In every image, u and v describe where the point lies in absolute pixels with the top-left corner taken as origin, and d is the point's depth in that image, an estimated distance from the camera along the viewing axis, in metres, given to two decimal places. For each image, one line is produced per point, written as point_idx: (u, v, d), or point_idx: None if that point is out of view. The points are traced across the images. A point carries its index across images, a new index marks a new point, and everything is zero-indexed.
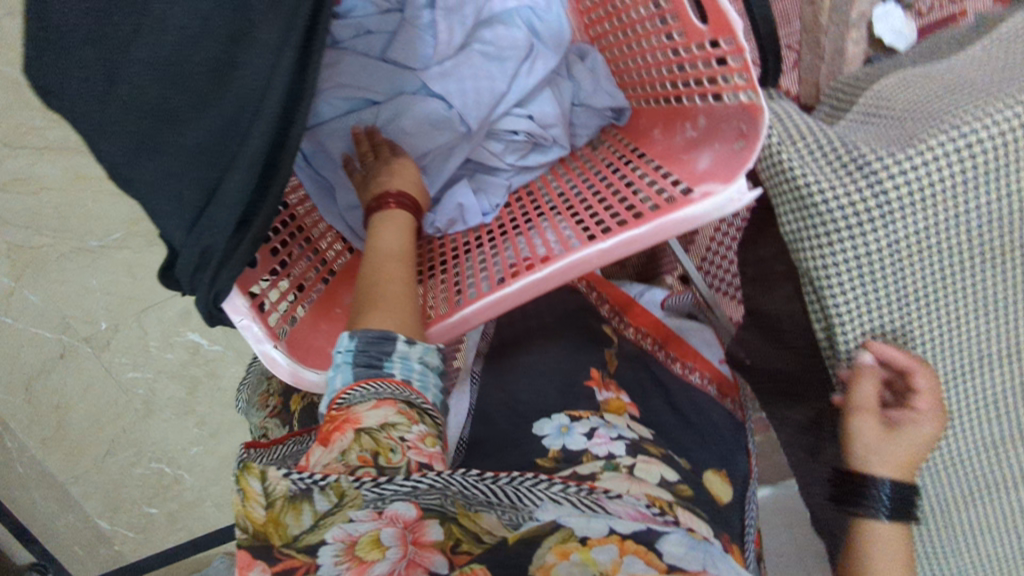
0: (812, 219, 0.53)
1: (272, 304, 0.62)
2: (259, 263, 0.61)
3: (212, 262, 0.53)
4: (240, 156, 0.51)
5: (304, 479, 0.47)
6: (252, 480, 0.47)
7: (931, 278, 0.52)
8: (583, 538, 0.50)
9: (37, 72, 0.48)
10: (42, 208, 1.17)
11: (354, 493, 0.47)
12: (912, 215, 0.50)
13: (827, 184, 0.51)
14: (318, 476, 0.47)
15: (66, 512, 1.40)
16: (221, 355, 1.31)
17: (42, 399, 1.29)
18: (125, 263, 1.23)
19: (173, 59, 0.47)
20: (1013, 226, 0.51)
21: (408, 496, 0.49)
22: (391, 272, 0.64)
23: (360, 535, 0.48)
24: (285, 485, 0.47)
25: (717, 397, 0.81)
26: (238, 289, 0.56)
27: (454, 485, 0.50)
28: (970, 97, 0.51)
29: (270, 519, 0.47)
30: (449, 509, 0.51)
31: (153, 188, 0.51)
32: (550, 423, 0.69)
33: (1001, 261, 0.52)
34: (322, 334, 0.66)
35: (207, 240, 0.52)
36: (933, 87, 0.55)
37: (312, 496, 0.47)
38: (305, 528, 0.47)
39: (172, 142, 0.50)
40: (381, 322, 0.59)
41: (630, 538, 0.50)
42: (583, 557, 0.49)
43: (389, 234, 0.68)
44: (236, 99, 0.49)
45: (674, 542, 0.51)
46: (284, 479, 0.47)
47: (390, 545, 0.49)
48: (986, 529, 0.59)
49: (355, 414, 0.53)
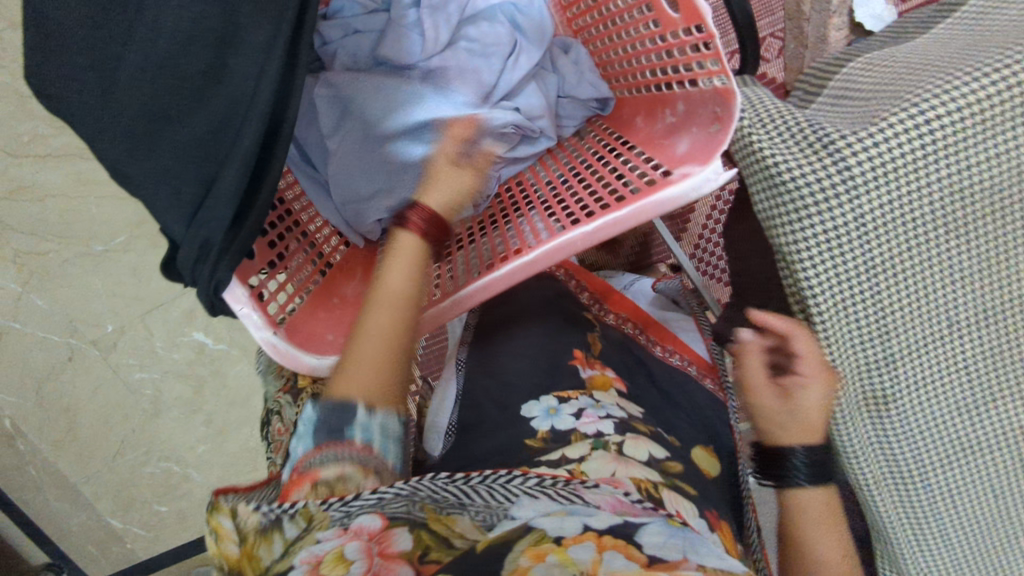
0: (783, 197, 0.55)
1: (271, 293, 0.65)
2: (258, 255, 0.65)
3: (211, 256, 0.55)
4: (233, 153, 0.53)
5: (271, 511, 0.47)
6: (223, 519, 0.48)
7: (896, 250, 0.55)
8: (557, 540, 0.49)
9: (40, 78, 0.51)
10: (48, 214, 1.20)
11: (321, 515, 0.47)
12: (875, 188, 0.53)
13: (796, 162, 0.54)
14: (287, 504, 0.47)
15: (79, 512, 1.42)
16: (226, 353, 1.35)
17: (52, 401, 1.32)
18: (129, 265, 1.26)
19: (166, 61, 0.50)
20: (969, 199, 0.54)
21: (373, 507, 0.49)
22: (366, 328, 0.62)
23: (324, 554, 0.47)
24: (255, 518, 0.47)
25: (696, 377, 0.84)
26: (238, 279, 0.59)
27: (422, 489, 0.51)
28: (924, 81, 0.55)
29: (243, 553, 0.47)
30: (418, 514, 0.51)
31: (152, 185, 0.54)
32: (538, 405, 0.71)
33: (961, 233, 0.55)
34: (321, 322, 0.69)
35: (205, 233, 0.54)
36: (894, 72, 0.59)
37: (282, 524, 0.47)
38: (275, 557, 0.46)
39: (169, 140, 0.53)
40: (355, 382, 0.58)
41: (608, 534, 0.50)
42: (561, 557, 0.49)
43: (397, 273, 0.65)
44: (228, 99, 0.52)
45: (653, 533, 0.51)
46: (254, 513, 0.47)
47: (354, 559, 0.47)
48: (964, 496, 0.61)
49: (313, 470, 0.52)
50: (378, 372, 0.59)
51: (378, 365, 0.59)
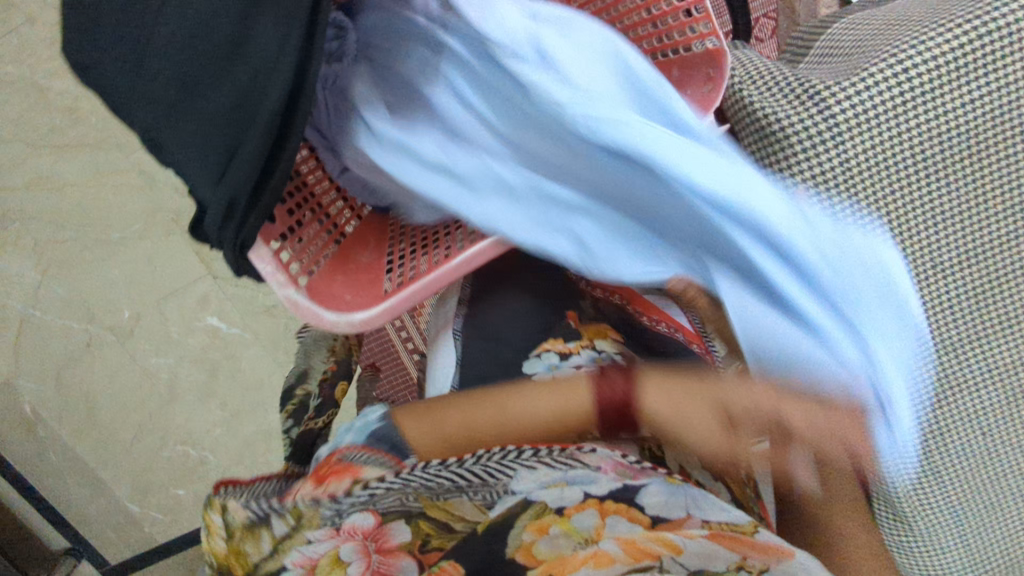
0: (775, 149, 0.57)
1: (294, 257, 0.69)
2: (279, 220, 0.68)
3: (239, 213, 0.59)
4: (258, 117, 0.55)
5: (263, 509, 0.53)
6: (216, 516, 0.55)
7: (886, 194, 0.57)
8: (557, 511, 0.58)
9: (81, 48, 0.55)
10: (66, 203, 1.24)
11: (310, 514, 0.52)
12: (863, 134, 0.55)
13: (785, 114, 0.56)
14: (276, 505, 0.53)
15: (98, 497, 1.46)
16: (240, 338, 1.38)
17: (72, 387, 1.36)
18: (145, 253, 1.29)
19: (196, 28, 0.54)
20: (953, 141, 0.56)
21: (364, 505, 0.54)
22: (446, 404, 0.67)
23: (318, 556, 0.54)
24: (246, 514, 0.53)
25: (685, 345, 0.79)
26: (261, 239, 0.64)
27: (415, 481, 0.55)
28: (906, 29, 0.57)
29: (232, 547, 0.55)
30: (415, 504, 0.57)
31: (183, 147, 0.57)
32: (540, 362, 0.78)
33: (948, 175, 0.57)
34: (339, 284, 0.72)
35: (232, 192, 0.57)
36: (879, 25, 0.61)
37: (270, 522, 0.53)
38: (265, 554, 0.53)
39: (197, 105, 0.56)
40: (420, 430, 0.64)
41: (609, 500, 0.58)
42: (563, 527, 0.59)
43: (543, 402, 0.66)
44: (251, 64, 0.54)
45: (653, 494, 0.58)
46: (246, 510, 0.53)
47: (349, 561, 0.55)
48: (955, 430, 0.64)
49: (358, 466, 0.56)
50: (461, 443, 0.63)
51: (465, 446, 0.63)
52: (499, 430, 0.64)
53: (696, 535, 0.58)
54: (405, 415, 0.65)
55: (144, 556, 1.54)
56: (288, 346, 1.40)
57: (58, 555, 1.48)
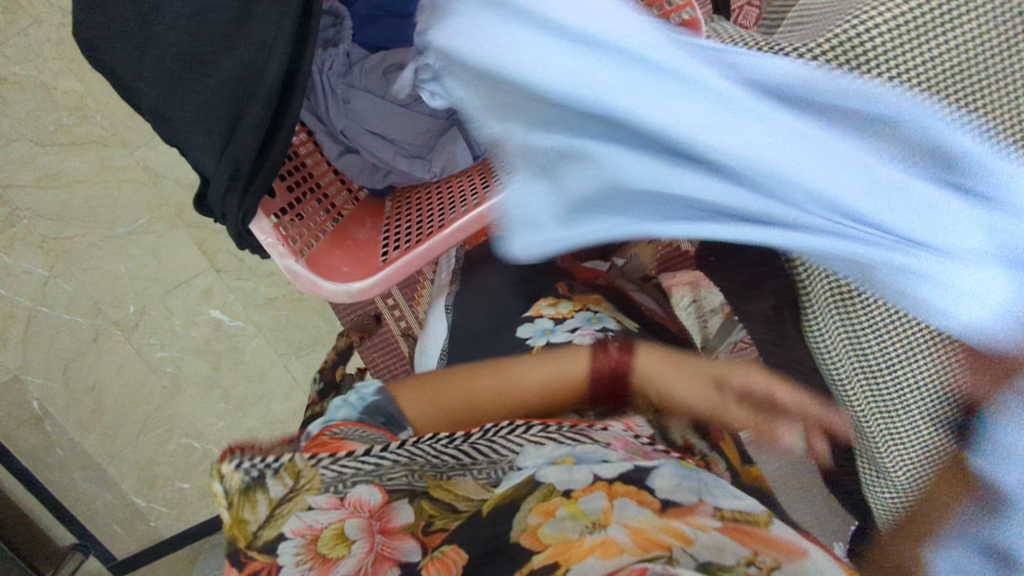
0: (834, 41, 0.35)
1: (291, 230, 0.71)
2: (277, 194, 0.71)
3: (241, 184, 0.62)
4: (259, 92, 0.59)
5: (254, 467, 0.50)
6: (214, 484, 0.51)
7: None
8: (567, 493, 0.57)
9: (83, 29, 0.57)
10: (72, 200, 1.27)
11: (310, 475, 0.53)
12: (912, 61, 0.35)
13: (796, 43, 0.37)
14: (271, 461, 0.51)
15: (105, 490, 1.48)
16: (241, 330, 1.41)
17: (78, 382, 1.39)
18: (150, 247, 1.32)
19: (200, 10, 0.57)
20: None
21: (369, 478, 0.56)
22: (439, 379, 0.72)
23: (322, 527, 0.53)
24: (238, 477, 0.50)
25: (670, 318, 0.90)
26: (262, 212, 0.66)
27: (420, 457, 0.58)
28: None
29: (231, 517, 0.50)
30: (419, 484, 0.60)
31: (187, 123, 0.60)
32: (534, 327, 0.82)
33: None
34: (336, 256, 0.75)
35: (236, 161, 0.60)
36: None
37: (266, 483, 0.51)
38: (263, 520, 0.51)
39: (200, 81, 0.59)
40: (416, 405, 0.69)
41: (618, 482, 0.57)
42: (570, 510, 0.56)
43: (540, 372, 0.68)
44: (252, 41, 0.58)
45: (665, 476, 0.57)
46: (236, 471, 0.50)
47: (354, 538, 0.54)
48: None
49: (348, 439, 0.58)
50: (461, 407, 0.66)
51: (464, 416, 0.65)
52: (499, 396, 0.66)
53: (706, 526, 0.51)
54: (410, 390, 0.71)
55: (150, 547, 1.58)
56: (289, 338, 1.44)
57: (65, 549, 1.50)
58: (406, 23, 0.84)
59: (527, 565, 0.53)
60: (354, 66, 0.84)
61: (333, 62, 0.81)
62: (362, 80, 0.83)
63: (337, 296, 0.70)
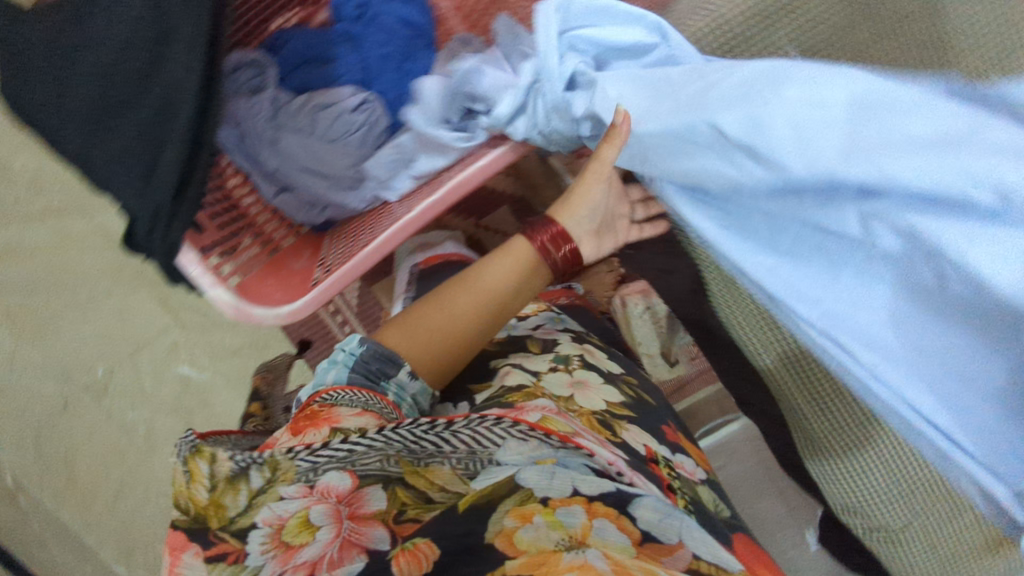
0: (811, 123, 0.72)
1: (224, 264, 0.76)
2: (207, 228, 0.75)
3: (166, 220, 0.66)
4: (174, 134, 0.64)
5: (245, 459, 0.55)
6: (201, 462, 0.54)
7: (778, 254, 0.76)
8: (544, 499, 0.58)
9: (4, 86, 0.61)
10: (37, 270, 1.32)
11: (286, 467, 0.55)
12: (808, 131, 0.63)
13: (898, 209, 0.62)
14: (256, 455, 0.55)
15: (83, 562, 1.42)
16: (210, 383, 1.39)
17: (50, 449, 1.39)
18: (113, 309, 1.35)
19: (111, 60, 0.62)
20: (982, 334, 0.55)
21: (340, 464, 0.57)
22: (423, 308, 0.83)
23: (288, 518, 0.55)
24: (228, 467, 0.55)
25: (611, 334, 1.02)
26: (189, 244, 0.70)
27: (395, 443, 0.58)
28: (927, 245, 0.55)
29: (210, 500, 0.54)
30: (393, 470, 0.60)
31: (107, 163, 0.63)
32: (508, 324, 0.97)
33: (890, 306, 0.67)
34: (269, 285, 0.80)
35: (158, 198, 0.64)
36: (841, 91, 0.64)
37: (249, 474, 0.55)
38: (240, 509, 0.54)
39: (119, 124, 0.63)
40: (399, 343, 0.79)
41: (599, 501, 0.59)
42: (548, 519, 0.56)
43: (495, 268, 0.85)
44: (164, 87, 0.63)
45: (647, 507, 0.60)
46: (228, 460, 0.55)
47: (320, 525, 0.55)
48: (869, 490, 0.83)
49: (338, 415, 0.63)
50: (442, 332, 0.81)
51: (447, 343, 0.81)
52: (473, 310, 0.83)
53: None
54: (395, 330, 0.81)
55: None
56: None
57: None
58: (327, 66, 0.89)
59: (499, 567, 0.53)
60: (281, 106, 0.88)
61: (261, 101, 0.86)
62: (288, 120, 0.88)
63: (268, 319, 0.75)
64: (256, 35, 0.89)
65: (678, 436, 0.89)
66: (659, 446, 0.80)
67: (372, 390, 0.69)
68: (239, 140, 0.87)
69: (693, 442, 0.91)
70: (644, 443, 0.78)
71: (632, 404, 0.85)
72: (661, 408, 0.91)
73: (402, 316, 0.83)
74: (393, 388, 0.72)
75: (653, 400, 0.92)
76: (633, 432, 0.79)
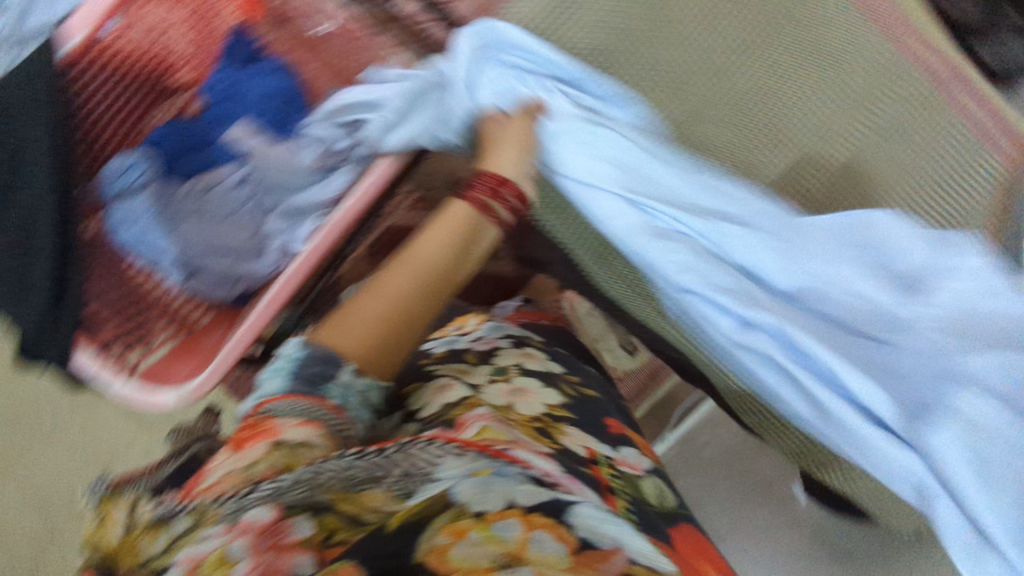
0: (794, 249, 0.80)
1: (125, 354, 0.86)
2: (103, 330, 0.84)
3: (48, 331, 0.78)
4: (35, 250, 0.77)
5: (171, 508, 0.49)
6: (116, 510, 0.51)
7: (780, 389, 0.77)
8: (478, 513, 0.48)
9: None
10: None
11: (212, 509, 0.46)
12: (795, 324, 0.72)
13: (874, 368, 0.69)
14: (182, 504, 0.48)
15: None
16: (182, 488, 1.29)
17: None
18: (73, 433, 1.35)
19: None
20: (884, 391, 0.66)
21: (266, 498, 0.46)
22: (362, 302, 0.69)
23: (205, 557, 0.43)
24: (149, 514, 0.50)
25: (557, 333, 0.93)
26: (82, 346, 0.81)
27: (325, 472, 0.48)
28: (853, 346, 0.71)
29: (123, 544, 0.48)
30: (322, 499, 0.48)
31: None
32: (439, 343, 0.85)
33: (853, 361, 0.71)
34: (174, 366, 0.89)
35: (27, 313, 0.77)
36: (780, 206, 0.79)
37: (173, 520, 0.47)
38: (154, 551, 0.46)
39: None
40: (338, 341, 0.65)
41: (537, 511, 0.50)
42: (482, 534, 0.47)
43: (434, 237, 0.75)
44: (17, 218, 0.77)
45: (585, 512, 0.52)
46: (151, 509, 0.50)
47: (238, 558, 0.43)
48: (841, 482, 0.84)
49: (278, 426, 0.54)
50: (386, 320, 0.68)
51: (396, 330, 0.68)
52: (419, 280, 0.71)
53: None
54: (329, 333, 0.66)
55: None
56: None
57: None
58: (208, 150, 0.93)
59: None
60: (167, 199, 0.90)
61: (151, 197, 0.89)
62: (180, 206, 0.91)
63: (165, 403, 0.82)
64: (134, 135, 0.91)
65: (625, 431, 0.75)
66: (600, 444, 0.67)
67: (311, 395, 0.59)
68: (134, 236, 0.88)
69: (639, 434, 0.78)
70: (584, 444, 0.65)
71: (570, 403, 0.73)
72: (602, 401, 0.77)
73: (337, 315, 0.68)
74: (340, 390, 0.61)
75: (594, 393, 0.79)
76: (577, 434, 0.67)
